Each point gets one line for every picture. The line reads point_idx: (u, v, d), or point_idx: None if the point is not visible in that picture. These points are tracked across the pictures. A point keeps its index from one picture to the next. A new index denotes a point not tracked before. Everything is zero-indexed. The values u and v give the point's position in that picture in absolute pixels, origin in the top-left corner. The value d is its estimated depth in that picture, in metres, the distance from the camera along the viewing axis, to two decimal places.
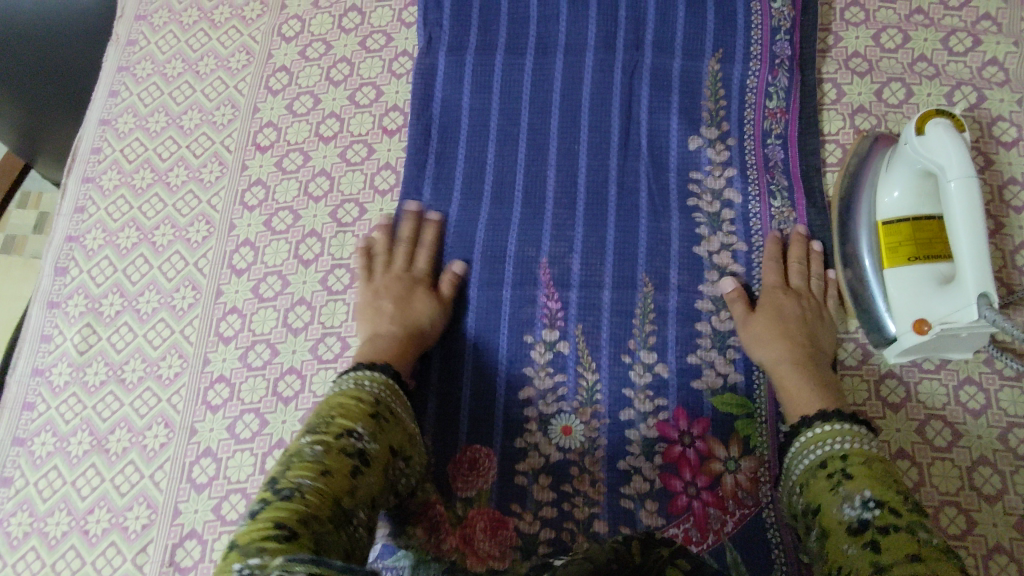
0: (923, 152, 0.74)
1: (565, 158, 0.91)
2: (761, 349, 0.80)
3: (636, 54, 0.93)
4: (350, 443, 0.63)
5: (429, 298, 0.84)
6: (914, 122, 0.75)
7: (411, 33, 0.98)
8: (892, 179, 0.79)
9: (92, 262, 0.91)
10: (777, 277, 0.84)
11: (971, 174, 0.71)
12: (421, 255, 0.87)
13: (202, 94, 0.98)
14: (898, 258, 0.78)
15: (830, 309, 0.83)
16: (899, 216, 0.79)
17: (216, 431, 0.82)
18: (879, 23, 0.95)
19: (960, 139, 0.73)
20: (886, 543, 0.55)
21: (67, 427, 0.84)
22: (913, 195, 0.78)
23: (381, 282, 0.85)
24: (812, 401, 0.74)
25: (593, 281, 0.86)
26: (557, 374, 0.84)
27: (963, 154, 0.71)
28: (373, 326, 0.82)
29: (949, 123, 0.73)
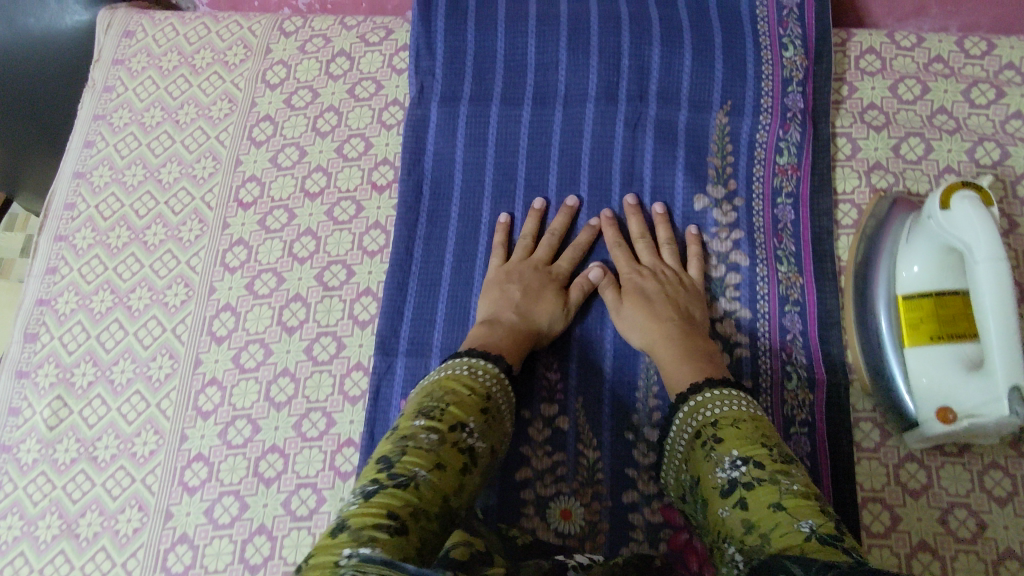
0: (947, 228, 0.70)
1: (563, 216, 0.86)
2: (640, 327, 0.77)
3: (639, 106, 0.88)
4: (463, 437, 0.60)
5: (559, 300, 0.79)
6: (937, 196, 0.71)
7: (402, 81, 0.93)
8: (912, 253, 0.75)
9: (64, 329, 0.86)
10: (629, 262, 0.81)
11: (1001, 256, 0.67)
12: (567, 254, 0.83)
13: (181, 146, 0.93)
14: (920, 337, 0.73)
15: (699, 290, 0.80)
16: (919, 292, 0.74)
17: (192, 515, 0.77)
18: (896, 73, 0.90)
19: (987, 215, 0.69)
20: (755, 502, 0.55)
21: (36, 509, 0.79)
22: (935, 270, 0.73)
23: (512, 266, 0.82)
24: (686, 372, 0.70)
25: (592, 350, 0.82)
26: (556, 453, 0.79)
27: (991, 234, 0.68)
28: (495, 306, 0.78)
29: (975, 198, 0.69)
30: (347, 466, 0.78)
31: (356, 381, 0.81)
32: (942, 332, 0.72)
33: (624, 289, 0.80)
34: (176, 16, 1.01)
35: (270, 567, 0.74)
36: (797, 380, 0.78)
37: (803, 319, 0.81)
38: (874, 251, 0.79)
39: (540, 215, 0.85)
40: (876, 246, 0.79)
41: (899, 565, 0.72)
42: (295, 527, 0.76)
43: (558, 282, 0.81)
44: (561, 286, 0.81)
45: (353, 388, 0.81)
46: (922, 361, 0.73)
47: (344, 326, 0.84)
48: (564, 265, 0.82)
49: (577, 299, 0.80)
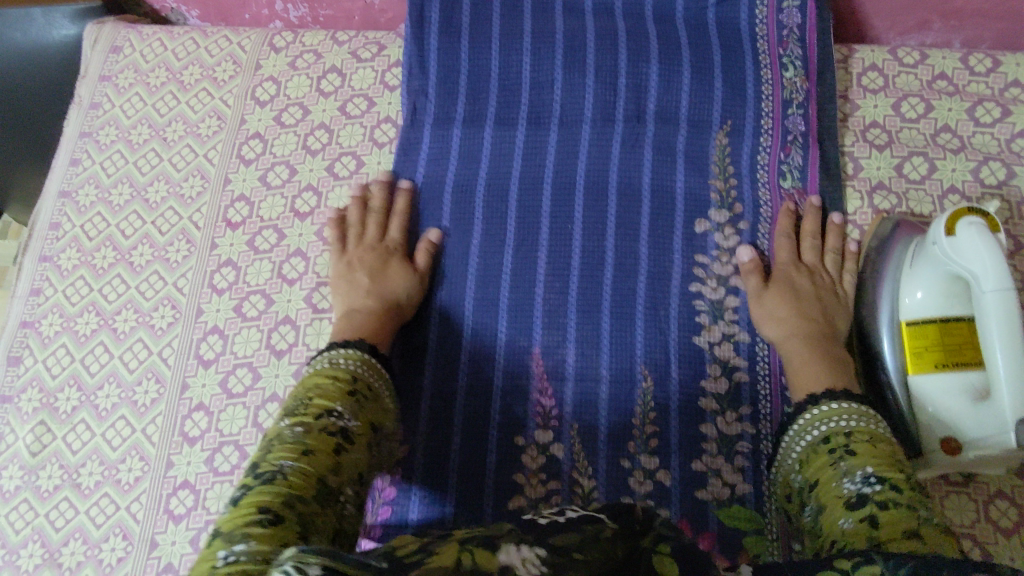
0: (952, 255, 0.68)
1: (559, 238, 0.84)
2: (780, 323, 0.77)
3: (637, 126, 0.86)
4: (331, 421, 0.59)
5: (404, 273, 0.81)
6: (942, 221, 0.69)
7: (394, 97, 0.92)
8: (916, 278, 0.73)
9: (48, 352, 0.85)
10: (791, 253, 0.81)
11: (1009, 285, 0.65)
12: (393, 224, 0.85)
13: (169, 164, 0.92)
14: (924, 365, 0.71)
15: (850, 300, 0.79)
16: (923, 318, 0.72)
17: (178, 545, 0.75)
18: (899, 90, 0.88)
19: (993, 242, 0.67)
20: (887, 520, 0.52)
21: (18, 538, 0.77)
22: (939, 297, 0.71)
23: (353, 254, 0.83)
24: (818, 375, 0.71)
25: (589, 375, 0.80)
26: (551, 482, 0.77)
27: (997, 261, 0.66)
28: (348, 299, 0.80)
29: (982, 224, 0.67)
30: None
31: None
32: (947, 360, 0.70)
33: (772, 280, 0.79)
34: (164, 31, 0.99)
35: None
36: None
37: None
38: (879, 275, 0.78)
39: (390, 186, 0.86)
40: (878, 269, 0.77)
41: None
42: None
43: (399, 254, 0.83)
44: (403, 256, 0.83)
45: None
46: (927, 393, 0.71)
47: None
48: (395, 239, 0.84)
49: (424, 263, 0.83)
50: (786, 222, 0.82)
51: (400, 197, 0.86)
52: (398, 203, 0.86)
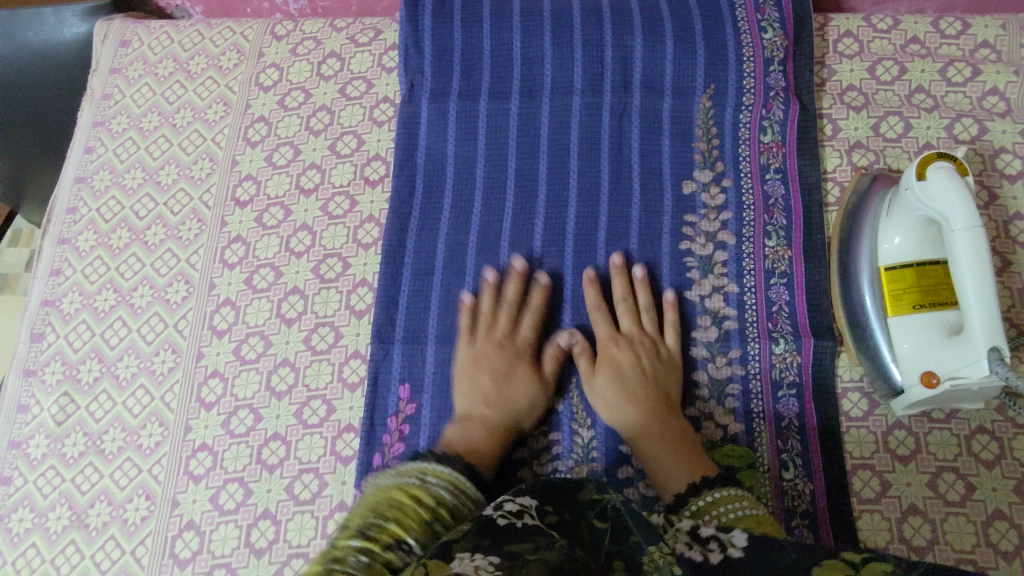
0: (923, 198, 0.71)
1: (555, 205, 0.88)
2: (606, 393, 0.79)
3: (624, 96, 0.90)
4: (399, 557, 0.54)
5: (528, 380, 0.80)
6: (914, 167, 0.72)
7: (392, 79, 0.96)
8: (893, 225, 0.76)
9: (69, 328, 0.89)
10: (630, 316, 0.83)
11: (977, 223, 0.68)
12: (517, 319, 0.83)
13: (179, 149, 0.96)
14: (902, 306, 0.75)
15: (675, 364, 0.81)
16: (901, 262, 0.76)
17: (198, 503, 0.79)
18: (874, 54, 0.92)
19: (963, 183, 0.70)
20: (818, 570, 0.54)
21: (46, 502, 0.81)
22: (916, 241, 0.75)
23: (479, 349, 0.81)
24: (680, 466, 0.72)
25: (585, 332, 0.83)
26: (552, 433, 0.81)
27: (966, 201, 0.69)
28: (468, 402, 0.78)
29: (950, 167, 0.70)
30: (348, 450, 0.80)
31: (355, 368, 0.84)
32: (925, 301, 0.74)
33: (600, 361, 0.81)
34: (170, 25, 1.04)
35: (276, 549, 0.77)
36: (785, 345, 0.81)
37: (790, 290, 0.83)
38: (856, 224, 0.82)
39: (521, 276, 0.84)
40: (858, 220, 0.81)
41: (891, 530, 0.74)
42: (299, 511, 0.78)
43: (523, 359, 0.81)
44: (529, 359, 0.81)
45: (352, 376, 0.83)
46: (904, 329, 0.74)
47: (341, 316, 0.86)
48: (526, 339, 0.82)
49: (550, 371, 0.81)
50: (647, 296, 0.84)
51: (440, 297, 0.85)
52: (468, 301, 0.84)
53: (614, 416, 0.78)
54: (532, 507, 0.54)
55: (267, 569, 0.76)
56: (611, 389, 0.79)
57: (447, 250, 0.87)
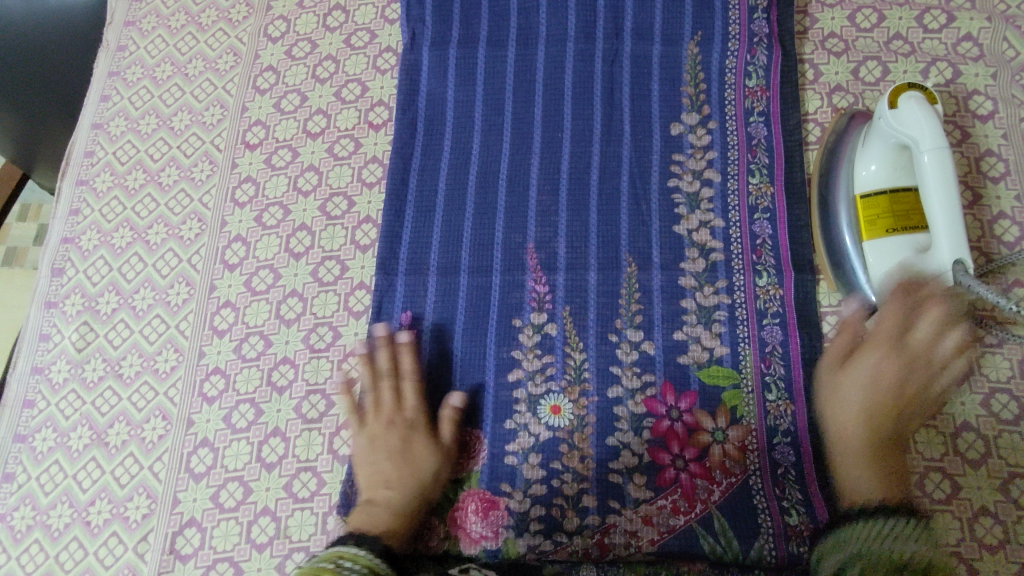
0: (897, 125, 0.75)
1: (549, 146, 0.92)
2: (853, 391, 0.75)
3: (615, 43, 0.95)
4: None
5: (429, 450, 0.78)
6: (887, 97, 0.76)
7: (394, 30, 1.01)
8: (869, 153, 0.81)
9: (88, 263, 0.93)
10: (897, 324, 0.75)
11: (943, 146, 0.72)
12: (409, 388, 0.81)
13: (191, 96, 1.01)
14: (876, 229, 0.79)
15: (892, 377, 0.74)
16: (876, 188, 0.80)
17: (212, 422, 0.84)
18: (854, 3, 0.97)
19: (932, 111, 0.74)
20: None
21: (67, 423, 0.86)
22: (889, 168, 0.79)
23: (371, 430, 0.79)
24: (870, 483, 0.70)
25: (578, 263, 0.87)
26: (545, 356, 0.84)
27: (935, 126, 0.73)
28: (370, 481, 0.77)
29: (920, 96, 0.75)
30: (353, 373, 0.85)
31: (360, 298, 0.88)
32: (896, 224, 0.78)
33: (852, 361, 0.76)
34: None
35: (285, 464, 0.81)
36: (768, 278, 0.85)
37: (773, 224, 0.87)
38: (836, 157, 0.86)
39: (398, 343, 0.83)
40: (837, 155, 0.86)
41: None
42: (306, 428, 0.83)
43: (417, 428, 0.79)
44: (424, 428, 0.80)
45: (357, 305, 0.88)
46: (878, 251, 0.79)
47: (347, 250, 0.90)
48: (413, 408, 0.80)
49: (448, 435, 0.80)
50: (929, 287, 0.75)
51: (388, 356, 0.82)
52: (409, 365, 0.82)
53: (830, 420, 0.76)
54: None
55: (277, 482, 0.81)
56: (861, 396, 0.74)
57: (447, 189, 0.91)
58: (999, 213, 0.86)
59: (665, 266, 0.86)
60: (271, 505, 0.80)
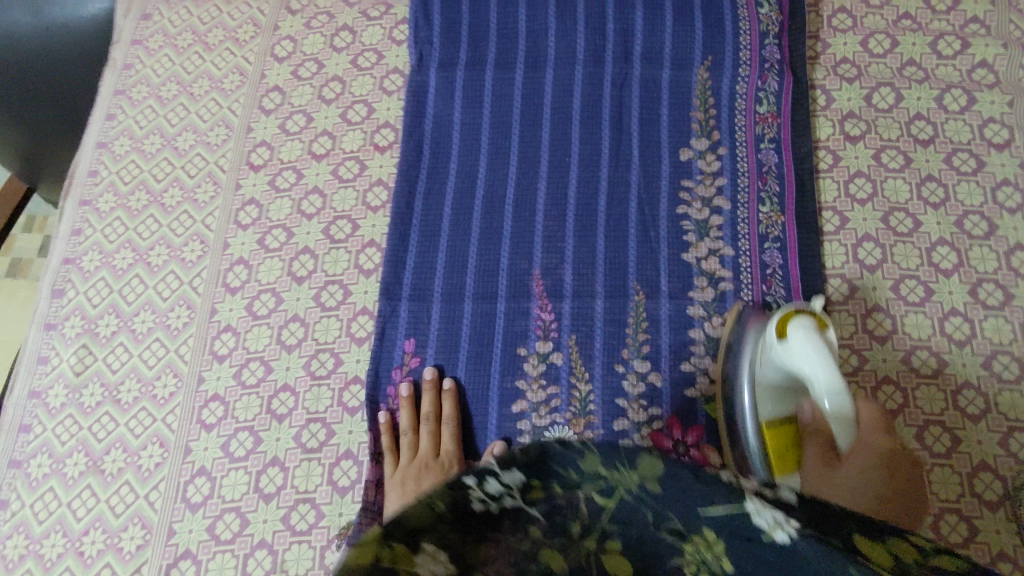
0: (787, 356, 0.72)
1: (556, 170, 0.91)
2: (851, 491, 0.67)
3: (625, 67, 0.93)
4: None
5: None
6: (776, 325, 0.73)
7: (401, 50, 1.00)
8: (767, 365, 0.75)
9: (89, 285, 0.92)
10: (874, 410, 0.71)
11: (838, 385, 0.69)
12: (446, 432, 0.81)
13: (196, 116, 1.00)
14: (774, 452, 0.74)
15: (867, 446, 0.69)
16: (775, 415, 0.75)
17: (210, 450, 0.82)
18: (868, 28, 0.95)
19: (821, 337, 0.71)
20: None
21: (64, 448, 0.84)
22: (785, 400, 0.75)
23: (404, 474, 0.78)
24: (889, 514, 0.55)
25: (585, 291, 0.85)
26: (550, 387, 0.82)
27: (828, 360, 0.69)
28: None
29: (807, 324, 0.71)
30: (354, 401, 0.83)
31: (363, 324, 0.87)
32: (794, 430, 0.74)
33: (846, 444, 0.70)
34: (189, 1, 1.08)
35: (283, 495, 0.80)
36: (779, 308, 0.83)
37: (783, 254, 0.85)
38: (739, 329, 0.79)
39: (435, 386, 0.83)
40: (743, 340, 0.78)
41: None
42: (306, 458, 0.81)
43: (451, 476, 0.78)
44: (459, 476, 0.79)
45: (360, 331, 0.86)
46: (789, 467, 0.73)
47: (350, 274, 0.89)
48: (449, 454, 0.80)
49: None
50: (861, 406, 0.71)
51: (427, 399, 0.82)
52: (448, 408, 0.82)
53: (841, 495, 0.68)
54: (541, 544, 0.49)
55: (275, 514, 0.79)
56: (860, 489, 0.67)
57: (452, 214, 0.90)
58: (1016, 244, 0.84)
59: (673, 295, 0.84)
60: (268, 537, 0.78)
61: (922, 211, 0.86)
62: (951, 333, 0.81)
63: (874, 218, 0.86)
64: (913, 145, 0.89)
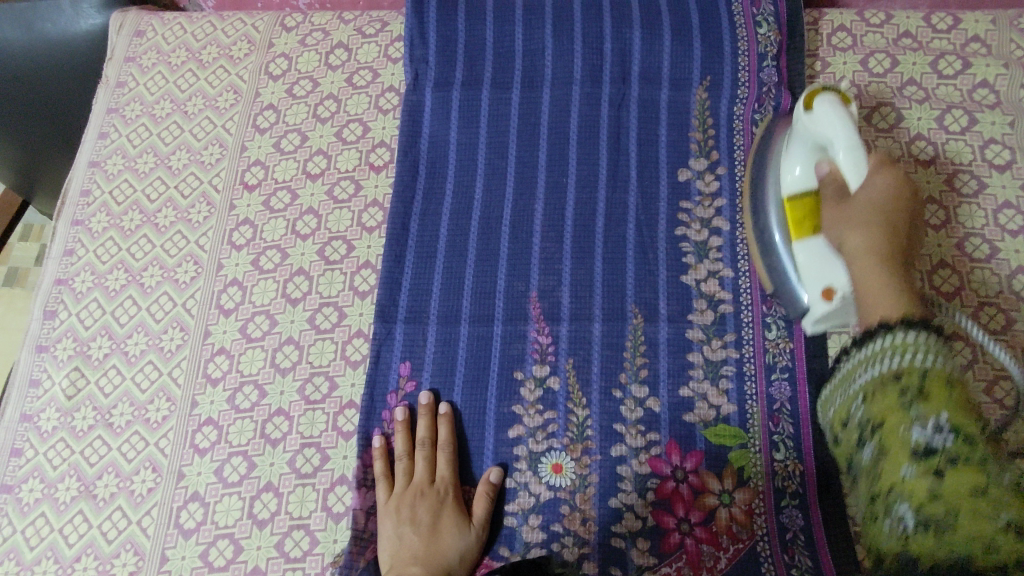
0: (811, 127, 0.73)
1: (553, 191, 0.90)
2: (860, 253, 0.67)
3: (623, 86, 0.93)
4: None
5: (456, 528, 0.75)
6: (801, 100, 0.75)
7: (397, 69, 0.99)
8: (792, 157, 0.78)
9: (81, 306, 0.91)
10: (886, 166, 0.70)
11: (856, 141, 0.69)
12: (441, 458, 0.79)
13: (190, 135, 0.99)
14: (804, 231, 0.76)
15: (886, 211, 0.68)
16: (795, 193, 0.77)
17: (203, 475, 0.81)
18: (867, 47, 0.95)
19: (845, 112, 0.72)
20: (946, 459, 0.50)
21: (55, 473, 0.83)
22: (810, 173, 0.76)
23: (399, 502, 0.77)
24: (888, 298, 0.62)
25: (583, 314, 0.85)
26: (547, 412, 0.81)
27: (846, 125, 0.70)
28: (396, 558, 0.73)
29: (831, 97, 0.72)
30: (349, 426, 0.83)
31: (358, 347, 0.86)
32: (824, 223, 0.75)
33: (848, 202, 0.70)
34: (183, 17, 1.07)
35: (277, 521, 0.79)
36: (778, 332, 0.82)
37: None
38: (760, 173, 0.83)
39: (430, 409, 0.81)
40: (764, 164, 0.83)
41: None
42: (300, 484, 0.80)
43: (446, 503, 0.77)
44: (454, 503, 0.77)
45: (355, 354, 0.86)
46: (804, 250, 0.76)
47: (345, 296, 0.88)
48: (444, 480, 0.78)
49: (478, 512, 0.77)
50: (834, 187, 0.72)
51: (422, 423, 0.81)
52: (443, 433, 0.80)
53: (860, 273, 0.66)
54: None
55: (269, 540, 0.78)
56: (863, 252, 0.67)
57: (449, 236, 0.89)
58: (1017, 268, 0.83)
59: (672, 319, 0.84)
60: (261, 565, 0.77)
61: (923, 233, 0.85)
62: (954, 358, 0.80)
63: None
64: (913, 166, 0.88)
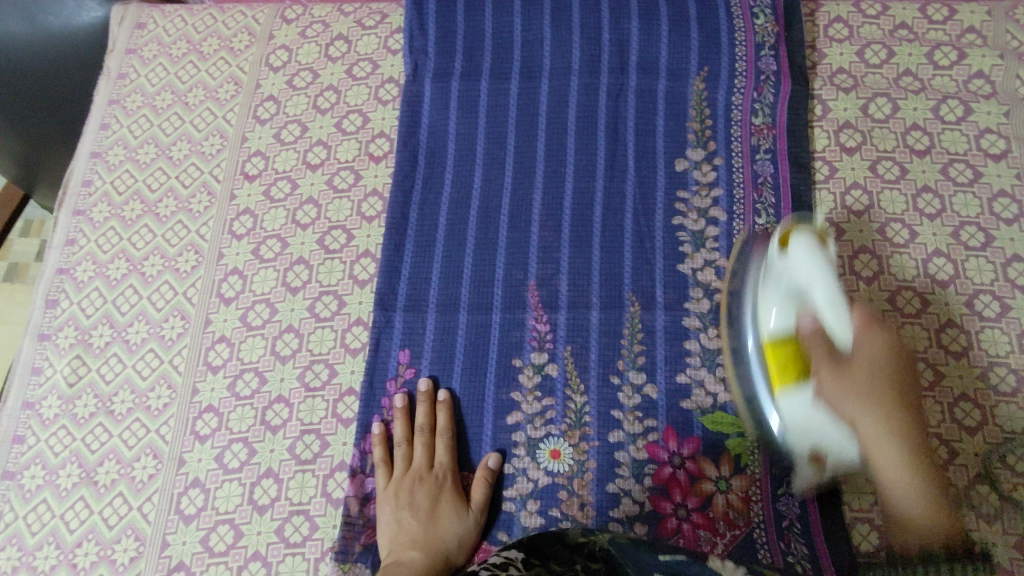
0: (785, 269, 0.71)
1: (551, 181, 0.91)
2: (874, 427, 0.66)
3: (621, 77, 0.93)
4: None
5: (455, 513, 0.76)
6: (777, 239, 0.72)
7: (396, 60, 1.00)
8: (768, 297, 0.72)
9: (83, 295, 0.92)
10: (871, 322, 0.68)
11: (839, 294, 0.67)
12: (440, 444, 0.80)
13: (190, 126, 1.00)
14: (786, 381, 0.71)
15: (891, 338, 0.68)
16: (778, 333, 0.71)
17: (204, 462, 0.82)
18: (863, 38, 0.95)
19: (823, 254, 0.69)
20: None
21: (57, 459, 0.84)
22: (788, 315, 0.70)
23: (397, 487, 0.77)
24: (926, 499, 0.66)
25: (581, 302, 0.85)
26: (545, 399, 0.82)
27: (827, 273, 0.67)
28: (394, 542, 0.74)
29: (807, 239, 0.69)
30: (348, 413, 0.83)
31: (357, 335, 0.86)
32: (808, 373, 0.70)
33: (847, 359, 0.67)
34: (184, 9, 1.08)
35: (277, 507, 0.79)
36: None
37: None
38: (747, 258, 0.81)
39: (429, 396, 0.82)
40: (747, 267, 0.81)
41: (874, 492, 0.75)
42: (300, 470, 0.81)
43: (444, 488, 0.77)
44: (452, 489, 0.78)
45: (354, 341, 0.86)
46: (788, 406, 0.71)
47: (344, 285, 0.89)
48: (443, 466, 0.79)
49: (477, 498, 0.77)
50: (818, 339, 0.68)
51: (421, 409, 0.81)
52: (442, 420, 0.81)
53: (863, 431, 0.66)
54: (518, 558, 0.62)
55: (269, 526, 0.79)
56: (878, 431, 0.66)
57: (447, 225, 0.90)
58: (1013, 256, 0.83)
59: (670, 307, 0.84)
60: (261, 549, 0.78)
61: (918, 221, 0.86)
62: (949, 344, 0.80)
63: (870, 229, 0.86)
64: (909, 155, 0.89)
